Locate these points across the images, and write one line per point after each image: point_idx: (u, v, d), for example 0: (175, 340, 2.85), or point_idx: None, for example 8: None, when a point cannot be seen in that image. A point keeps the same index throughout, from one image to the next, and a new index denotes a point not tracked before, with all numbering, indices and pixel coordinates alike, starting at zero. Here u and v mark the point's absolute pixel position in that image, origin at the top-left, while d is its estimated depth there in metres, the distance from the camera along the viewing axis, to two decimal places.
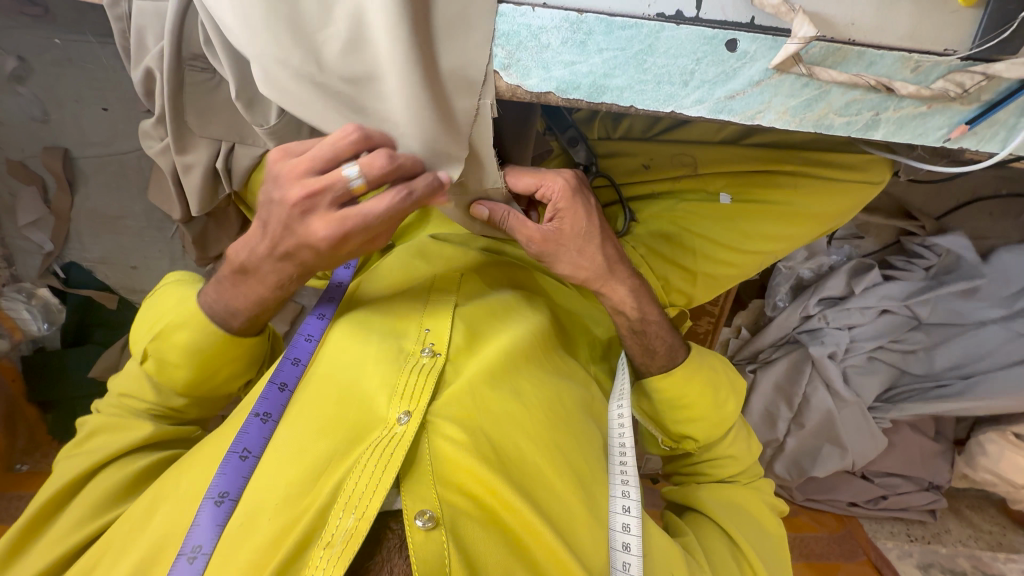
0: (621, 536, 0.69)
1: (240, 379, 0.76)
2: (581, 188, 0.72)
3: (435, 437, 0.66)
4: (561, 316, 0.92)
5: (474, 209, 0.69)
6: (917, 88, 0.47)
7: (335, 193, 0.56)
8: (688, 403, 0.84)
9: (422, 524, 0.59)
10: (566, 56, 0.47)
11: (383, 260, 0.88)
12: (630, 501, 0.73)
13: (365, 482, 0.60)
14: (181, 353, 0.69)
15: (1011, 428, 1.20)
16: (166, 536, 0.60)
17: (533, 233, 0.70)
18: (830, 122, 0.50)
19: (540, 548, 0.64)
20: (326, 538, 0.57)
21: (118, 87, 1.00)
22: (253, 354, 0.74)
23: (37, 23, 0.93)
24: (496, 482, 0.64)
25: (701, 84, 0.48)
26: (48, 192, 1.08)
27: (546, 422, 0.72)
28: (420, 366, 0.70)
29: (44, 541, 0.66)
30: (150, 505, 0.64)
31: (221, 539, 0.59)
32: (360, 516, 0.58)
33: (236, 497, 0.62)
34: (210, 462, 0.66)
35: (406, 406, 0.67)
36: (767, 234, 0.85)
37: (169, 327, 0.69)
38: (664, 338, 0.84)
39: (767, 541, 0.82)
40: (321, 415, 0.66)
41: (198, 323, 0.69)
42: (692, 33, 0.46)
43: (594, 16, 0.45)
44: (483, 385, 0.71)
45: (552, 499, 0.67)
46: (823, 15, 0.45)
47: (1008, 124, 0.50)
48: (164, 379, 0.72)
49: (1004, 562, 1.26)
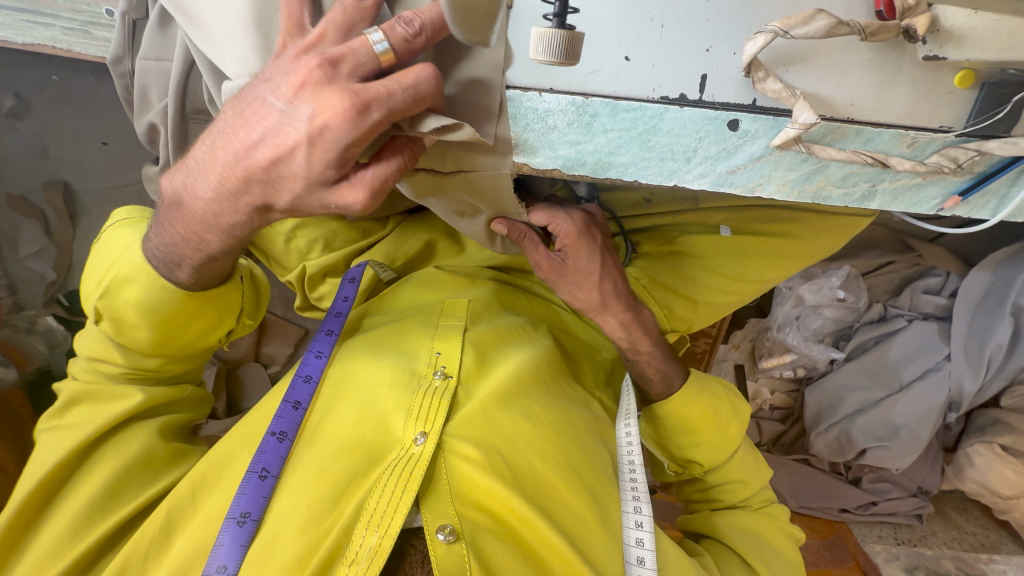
0: (635, 550, 0.72)
1: (218, 330, 0.71)
2: (590, 229, 0.75)
3: (451, 457, 0.68)
4: (566, 341, 0.94)
5: (492, 226, 0.68)
6: (913, 164, 0.48)
7: (355, 59, 0.44)
8: (693, 427, 0.87)
9: (445, 538, 0.61)
10: (572, 137, 0.49)
11: (395, 290, 0.89)
12: (642, 515, 0.75)
13: (386, 501, 0.62)
14: (136, 313, 0.64)
15: (999, 440, 1.24)
16: (193, 551, 0.62)
17: (541, 260, 0.74)
18: (828, 193, 0.52)
19: (557, 563, 0.65)
20: (350, 556, 0.59)
21: (117, 123, 1.01)
22: (225, 305, 0.69)
23: (35, 61, 0.94)
24: (511, 499, 0.66)
25: (703, 160, 0.49)
26: (49, 224, 1.08)
27: (558, 441, 0.73)
28: (433, 390, 0.72)
29: (49, 535, 0.63)
30: (165, 525, 0.64)
31: (245, 560, 0.60)
32: (383, 534, 0.60)
33: (257, 517, 0.63)
34: (232, 481, 0.67)
35: (421, 427, 0.69)
36: (765, 266, 0.87)
37: (115, 283, 0.64)
38: (657, 365, 0.86)
39: (776, 561, 0.84)
40: (338, 438, 0.68)
41: (145, 277, 0.63)
42: (695, 113, 0.47)
43: (599, 100, 0.46)
44: (495, 407, 0.73)
45: (567, 514, 0.69)
46: (821, 96, 0.46)
47: (999, 194, 0.52)
48: (128, 341, 0.67)
49: (987, 563, 1.31)
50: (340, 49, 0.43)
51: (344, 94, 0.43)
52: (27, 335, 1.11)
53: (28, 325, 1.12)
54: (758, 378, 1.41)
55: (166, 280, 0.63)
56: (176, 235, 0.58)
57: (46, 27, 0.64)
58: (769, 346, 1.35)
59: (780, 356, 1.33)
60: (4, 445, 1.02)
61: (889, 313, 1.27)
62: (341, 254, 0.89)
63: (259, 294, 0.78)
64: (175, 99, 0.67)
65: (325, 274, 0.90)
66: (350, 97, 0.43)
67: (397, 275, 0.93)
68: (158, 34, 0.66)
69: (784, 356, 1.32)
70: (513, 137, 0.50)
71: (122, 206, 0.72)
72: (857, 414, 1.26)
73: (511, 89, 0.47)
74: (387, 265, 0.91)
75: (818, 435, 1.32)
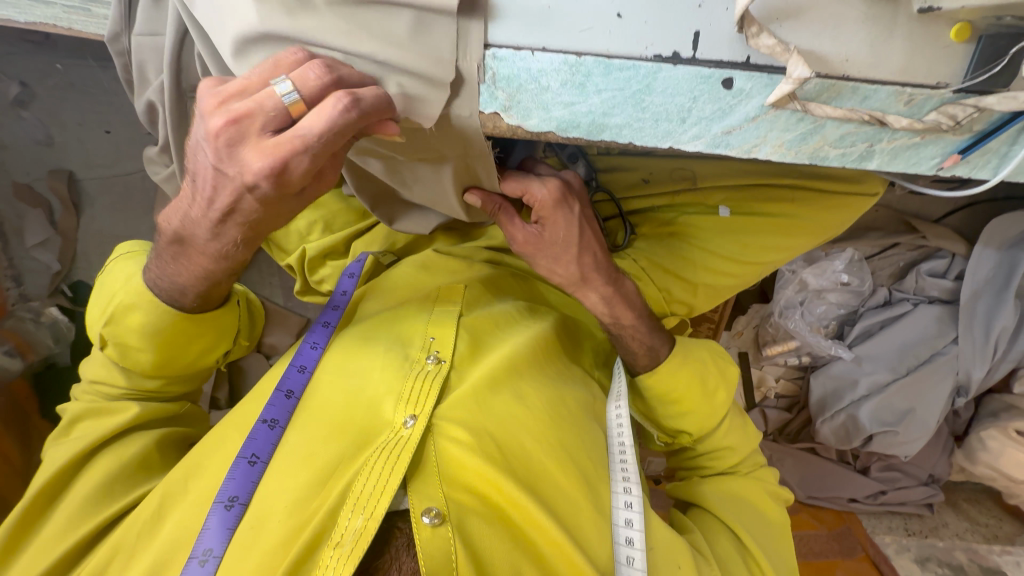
0: (624, 531, 0.70)
1: (215, 350, 0.74)
2: (567, 197, 0.73)
3: (441, 439, 0.67)
4: (568, 323, 0.92)
5: (467, 198, 0.68)
6: (911, 122, 0.48)
7: (266, 114, 0.48)
8: (677, 397, 0.84)
9: (429, 521, 0.60)
10: (565, 97, 0.49)
11: (392, 270, 0.89)
12: (631, 496, 0.73)
13: (373, 484, 0.61)
14: (138, 336, 0.67)
15: (1013, 424, 1.20)
16: (180, 534, 0.61)
17: (517, 234, 0.74)
18: (826, 153, 0.52)
19: (546, 543, 0.64)
20: (335, 539, 0.59)
21: (121, 110, 1.06)
22: (224, 325, 0.73)
23: (40, 49, 0.99)
24: (500, 480, 0.65)
25: (698, 121, 0.50)
26: (53, 213, 1.11)
27: (551, 425, 0.72)
28: (425, 374, 0.71)
29: (27, 560, 0.62)
30: (157, 509, 0.64)
31: (232, 542, 0.60)
32: (369, 516, 0.59)
33: (245, 501, 0.63)
34: (222, 462, 0.67)
35: (412, 410, 0.68)
36: (766, 246, 0.85)
37: (120, 311, 0.67)
38: (643, 339, 0.83)
39: (766, 531, 0.82)
40: (330, 420, 0.68)
41: (148, 304, 0.66)
42: (689, 73, 0.47)
43: (592, 58, 0.46)
44: (486, 390, 0.72)
45: (558, 496, 0.68)
46: (817, 53, 0.46)
47: (1000, 153, 0.51)
48: (132, 364, 0.70)
49: (999, 555, 1.29)
50: (247, 106, 0.48)
51: (263, 155, 0.49)
52: (34, 326, 1.11)
53: (33, 315, 1.12)
54: (762, 366, 1.40)
55: (161, 301, 0.66)
56: (182, 269, 0.64)
57: (49, 7, 0.65)
58: (772, 332, 1.34)
59: (784, 343, 1.32)
60: (8, 436, 0.98)
61: (894, 297, 1.26)
62: (341, 236, 0.91)
63: (253, 318, 0.83)
64: (171, 78, 0.68)
65: (326, 256, 0.91)
66: (269, 155, 0.49)
67: (397, 258, 0.93)
68: (152, 10, 0.67)
69: (788, 342, 1.31)
70: (480, 94, 0.50)
71: (123, 242, 0.77)
72: (863, 400, 1.23)
73: (501, 48, 0.47)
74: (388, 249, 0.92)
75: (823, 422, 1.30)
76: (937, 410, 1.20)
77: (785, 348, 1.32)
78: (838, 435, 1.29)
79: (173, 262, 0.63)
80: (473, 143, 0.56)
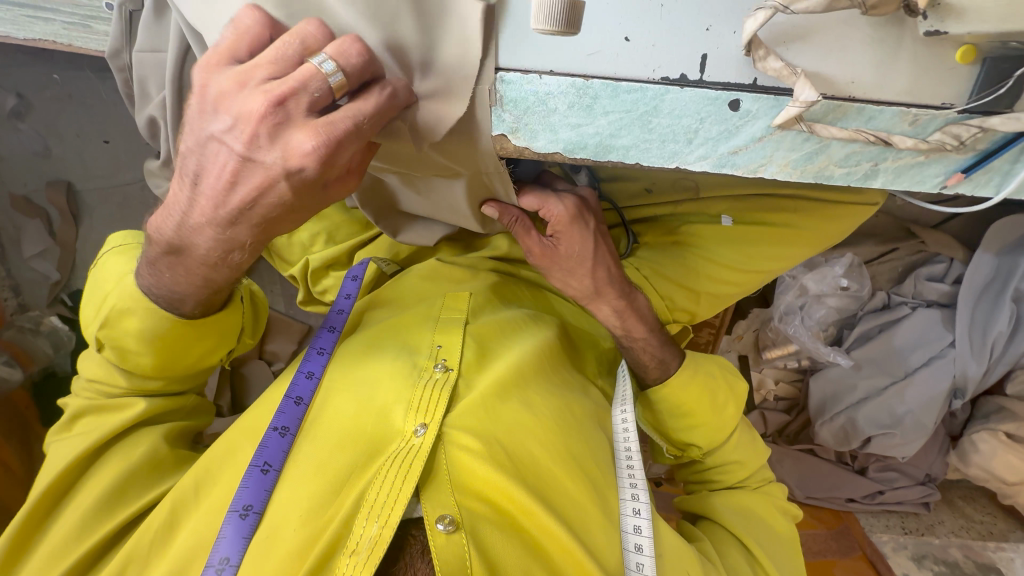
0: (633, 537, 0.71)
1: (218, 351, 0.72)
2: (583, 213, 0.73)
3: (452, 447, 0.67)
4: (571, 333, 0.92)
5: (485, 210, 0.69)
6: (915, 142, 0.48)
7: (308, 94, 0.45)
8: (689, 410, 0.85)
9: (444, 528, 0.61)
10: (573, 119, 0.49)
11: (396, 281, 0.89)
12: (639, 503, 0.74)
13: (387, 492, 0.62)
14: (138, 341, 0.65)
15: (1002, 427, 1.23)
16: (195, 544, 0.62)
17: (533, 247, 0.74)
18: (831, 172, 0.52)
19: (557, 550, 0.65)
20: (350, 546, 0.59)
21: (118, 122, 1.04)
22: (226, 328, 0.70)
23: (37, 61, 0.97)
24: (511, 487, 0.66)
25: (705, 141, 0.49)
26: (52, 223, 1.11)
27: (559, 432, 0.73)
28: (433, 382, 0.72)
29: (39, 559, 0.63)
30: (169, 518, 0.64)
31: (248, 551, 0.60)
32: (383, 524, 0.60)
33: (259, 510, 0.63)
34: (233, 474, 0.67)
35: (422, 418, 0.68)
36: (767, 254, 0.86)
37: (115, 316, 0.65)
38: (654, 352, 0.84)
39: (772, 540, 0.84)
40: (340, 430, 0.68)
41: (144, 310, 0.64)
42: (696, 95, 0.47)
43: (600, 81, 0.47)
44: (495, 398, 0.72)
45: (567, 502, 0.69)
46: (823, 75, 0.46)
47: (1003, 170, 0.51)
48: (132, 367, 0.68)
49: (994, 551, 1.31)
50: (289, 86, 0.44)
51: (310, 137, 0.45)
52: (33, 336, 1.12)
53: (33, 325, 1.12)
54: (762, 369, 1.43)
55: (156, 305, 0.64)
56: (181, 279, 0.60)
57: (48, 23, 0.67)
58: (772, 336, 1.35)
59: (784, 346, 1.34)
60: (8, 443, 0.99)
61: (892, 301, 1.26)
62: (344, 247, 0.91)
63: (258, 312, 0.81)
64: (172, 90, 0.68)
65: (329, 266, 0.91)
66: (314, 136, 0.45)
67: (400, 268, 0.93)
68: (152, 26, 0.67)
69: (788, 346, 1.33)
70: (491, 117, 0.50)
71: (114, 234, 0.75)
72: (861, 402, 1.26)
73: (508, 72, 0.47)
74: (390, 259, 0.92)
75: (822, 425, 1.31)
76: (936, 412, 1.20)
77: (784, 352, 1.35)
78: (838, 437, 1.30)
79: (170, 271, 0.60)
80: (487, 161, 0.56)
